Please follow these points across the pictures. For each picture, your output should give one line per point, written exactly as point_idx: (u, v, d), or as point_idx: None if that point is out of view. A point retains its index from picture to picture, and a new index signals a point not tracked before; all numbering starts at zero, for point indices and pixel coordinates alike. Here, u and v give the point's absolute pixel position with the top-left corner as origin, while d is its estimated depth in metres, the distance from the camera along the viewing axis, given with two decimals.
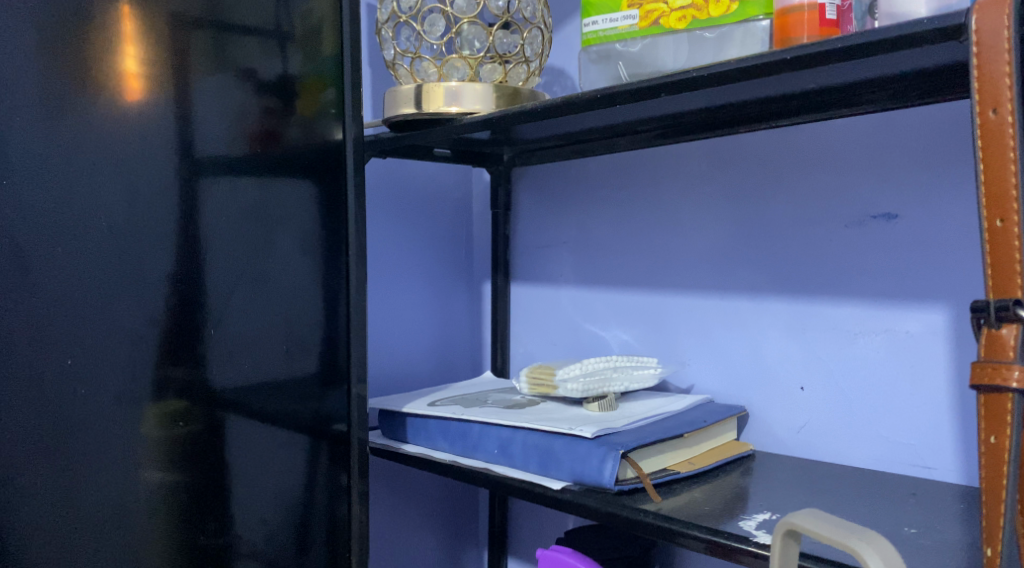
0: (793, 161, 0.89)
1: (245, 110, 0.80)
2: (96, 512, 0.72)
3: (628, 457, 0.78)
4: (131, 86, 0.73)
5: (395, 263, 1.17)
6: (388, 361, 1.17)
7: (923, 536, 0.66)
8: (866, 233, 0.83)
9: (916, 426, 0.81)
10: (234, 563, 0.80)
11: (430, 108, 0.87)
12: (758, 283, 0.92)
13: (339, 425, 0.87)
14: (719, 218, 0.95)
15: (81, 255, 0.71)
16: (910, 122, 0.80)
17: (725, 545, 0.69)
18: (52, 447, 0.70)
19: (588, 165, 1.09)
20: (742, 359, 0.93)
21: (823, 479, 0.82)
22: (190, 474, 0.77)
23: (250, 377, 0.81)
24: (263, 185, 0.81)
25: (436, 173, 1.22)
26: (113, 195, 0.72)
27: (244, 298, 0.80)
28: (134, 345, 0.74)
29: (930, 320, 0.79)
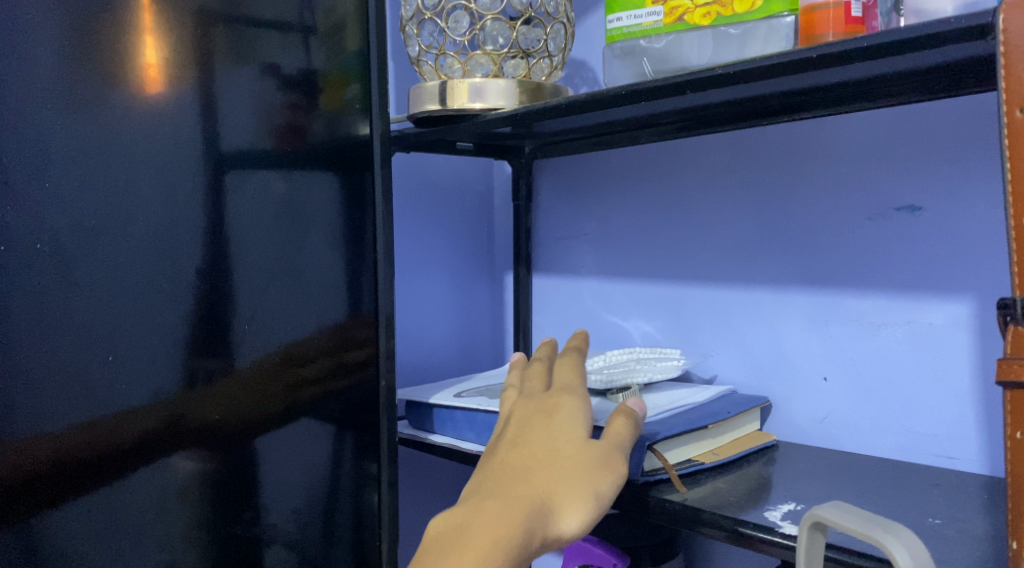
0: (816, 154, 0.89)
1: (270, 106, 0.81)
2: (133, 502, 0.75)
3: (653, 448, 0.79)
4: (161, 91, 0.75)
5: (417, 255, 1.19)
6: (412, 352, 1.19)
7: (947, 527, 0.67)
8: (890, 225, 0.84)
9: (939, 416, 0.81)
10: (265, 551, 0.83)
11: (454, 104, 0.88)
12: (781, 274, 0.92)
13: (368, 415, 0.89)
14: (742, 209, 0.96)
15: (117, 255, 0.73)
16: (934, 115, 0.80)
17: (750, 535, 0.70)
18: (91, 441, 0.73)
19: (609, 157, 1.10)
20: (764, 349, 0.94)
21: (846, 469, 0.83)
22: (224, 464, 0.79)
23: (279, 369, 0.82)
24: (290, 183, 0.83)
25: (458, 165, 1.23)
26: (145, 196, 0.75)
27: (271, 290, 0.82)
28: (169, 342, 0.76)
29: (954, 312, 0.80)
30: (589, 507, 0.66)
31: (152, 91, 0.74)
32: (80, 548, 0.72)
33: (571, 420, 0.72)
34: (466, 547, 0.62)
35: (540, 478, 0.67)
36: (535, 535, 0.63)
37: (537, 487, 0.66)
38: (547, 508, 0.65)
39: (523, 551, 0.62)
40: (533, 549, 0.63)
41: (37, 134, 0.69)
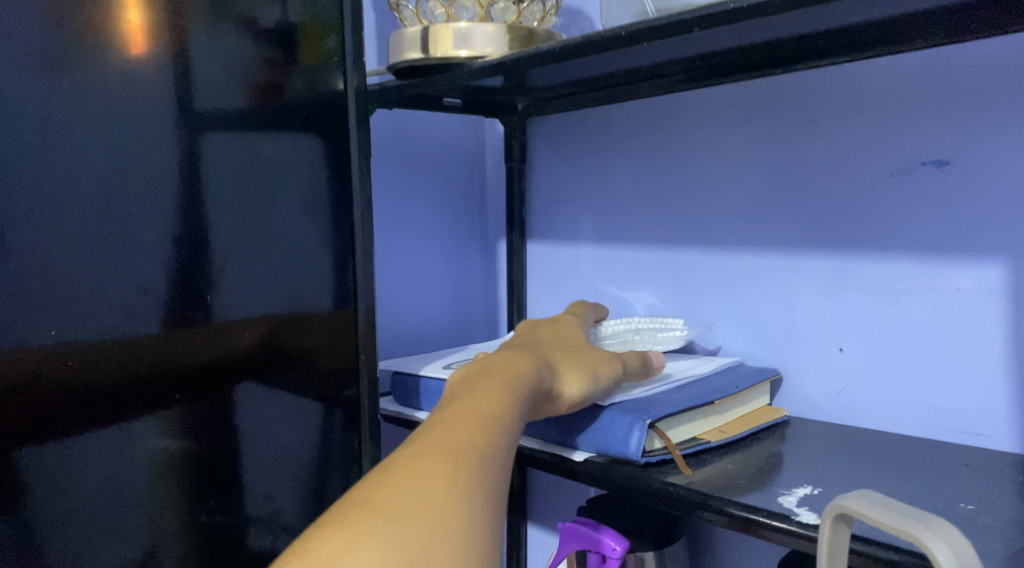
0: (833, 105, 0.82)
1: (245, 60, 0.77)
2: (102, 486, 0.70)
3: (655, 427, 0.73)
4: (123, 45, 0.70)
5: (404, 221, 1.12)
6: (399, 324, 1.12)
7: (981, 514, 0.61)
8: (915, 181, 0.77)
9: (966, 390, 0.75)
10: (243, 535, 0.79)
11: (438, 52, 0.80)
12: (794, 237, 0.85)
13: (349, 389, 0.86)
14: (752, 167, 0.88)
15: (68, 220, 0.68)
16: (964, 59, 0.73)
17: (755, 522, 0.64)
18: (44, 422, 0.68)
19: (608, 114, 1.02)
20: (774, 319, 0.88)
21: (863, 447, 0.76)
22: (192, 442, 0.75)
23: (257, 341, 0.79)
24: (262, 140, 0.78)
25: (448, 125, 1.16)
26: (99, 156, 0.69)
27: (245, 257, 0.78)
28: (125, 315, 0.71)
29: (984, 276, 0.73)
30: (590, 380, 0.71)
31: (139, 54, 0.71)
32: (39, 536, 0.68)
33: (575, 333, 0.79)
34: (485, 376, 0.63)
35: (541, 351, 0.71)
36: (543, 382, 0.66)
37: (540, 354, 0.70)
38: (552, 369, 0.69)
39: (535, 390, 0.64)
40: (540, 393, 0.66)
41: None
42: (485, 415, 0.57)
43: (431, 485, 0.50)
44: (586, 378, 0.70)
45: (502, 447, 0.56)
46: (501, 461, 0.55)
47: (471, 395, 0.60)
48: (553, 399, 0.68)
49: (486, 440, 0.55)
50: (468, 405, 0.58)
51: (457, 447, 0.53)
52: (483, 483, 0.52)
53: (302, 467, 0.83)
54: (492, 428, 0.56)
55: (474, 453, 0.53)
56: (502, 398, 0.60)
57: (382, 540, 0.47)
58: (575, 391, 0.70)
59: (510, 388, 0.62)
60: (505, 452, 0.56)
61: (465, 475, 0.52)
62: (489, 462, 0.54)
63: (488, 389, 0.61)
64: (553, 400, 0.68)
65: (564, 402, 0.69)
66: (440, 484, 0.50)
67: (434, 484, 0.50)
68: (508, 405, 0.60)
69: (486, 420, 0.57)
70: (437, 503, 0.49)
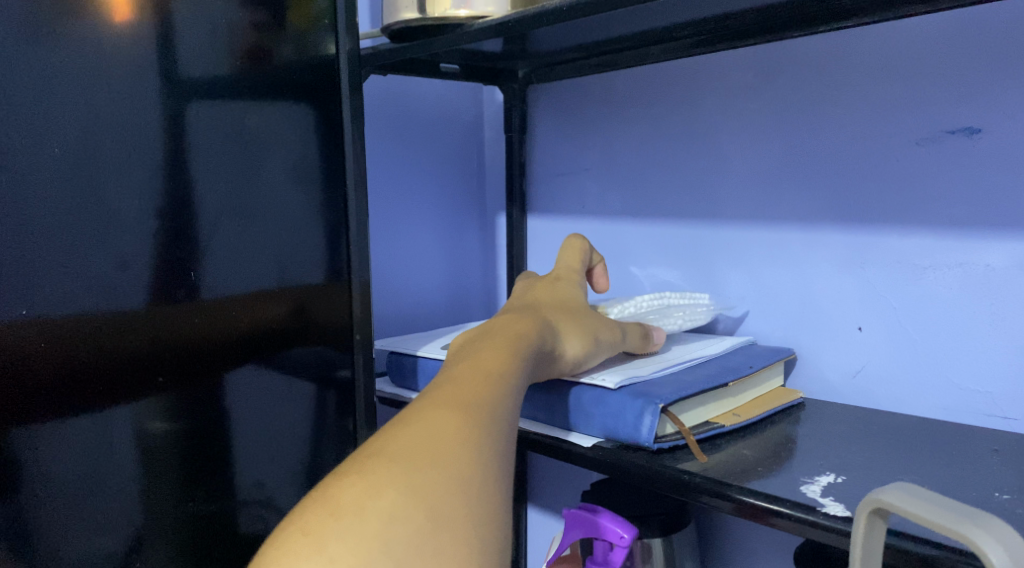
0: (855, 70, 0.77)
1: (229, 20, 0.72)
2: (82, 476, 0.66)
3: (668, 411, 0.69)
4: (101, 6, 0.65)
5: (400, 193, 1.07)
6: (395, 302, 1.08)
7: (1018, 504, 0.57)
8: (943, 151, 0.72)
9: (995, 371, 0.71)
10: (232, 524, 0.75)
11: (435, 12, 0.75)
12: (811, 210, 0.81)
13: (343, 371, 0.81)
14: (767, 137, 0.84)
15: (40, 192, 0.64)
16: (998, 20, 0.69)
17: (762, 509, 0.61)
18: (17, 407, 0.63)
19: (614, 80, 0.98)
20: (790, 296, 0.84)
21: (885, 430, 0.73)
22: (176, 428, 0.71)
23: (247, 321, 0.75)
24: (248, 106, 0.73)
25: (445, 93, 1.11)
26: (74, 122, 0.65)
27: (234, 232, 0.73)
28: (103, 293, 0.67)
29: (1016, 251, 0.69)
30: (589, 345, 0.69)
31: (122, 20, 0.66)
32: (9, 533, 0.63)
33: (574, 287, 0.76)
34: (488, 335, 0.61)
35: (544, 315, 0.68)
36: (547, 344, 0.64)
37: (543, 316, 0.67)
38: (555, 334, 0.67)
39: (538, 351, 0.62)
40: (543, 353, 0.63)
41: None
42: (497, 369, 0.55)
43: (450, 432, 0.47)
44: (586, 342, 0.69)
45: (515, 401, 0.53)
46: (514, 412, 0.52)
47: (477, 351, 0.57)
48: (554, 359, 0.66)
49: (501, 391, 0.52)
50: (478, 359, 0.55)
51: (470, 399, 0.50)
52: (500, 433, 0.50)
53: (293, 451, 0.79)
54: (504, 380, 0.54)
55: (491, 403, 0.51)
56: (509, 355, 0.57)
57: (403, 487, 0.44)
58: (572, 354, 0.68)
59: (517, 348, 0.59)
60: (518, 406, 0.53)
61: (484, 424, 0.49)
62: (504, 413, 0.51)
63: (496, 345, 0.58)
64: (554, 361, 0.66)
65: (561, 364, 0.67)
66: (458, 432, 0.48)
67: (453, 431, 0.48)
68: (516, 362, 0.57)
69: (498, 372, 0.54)
70: (457, 451, 0.47)
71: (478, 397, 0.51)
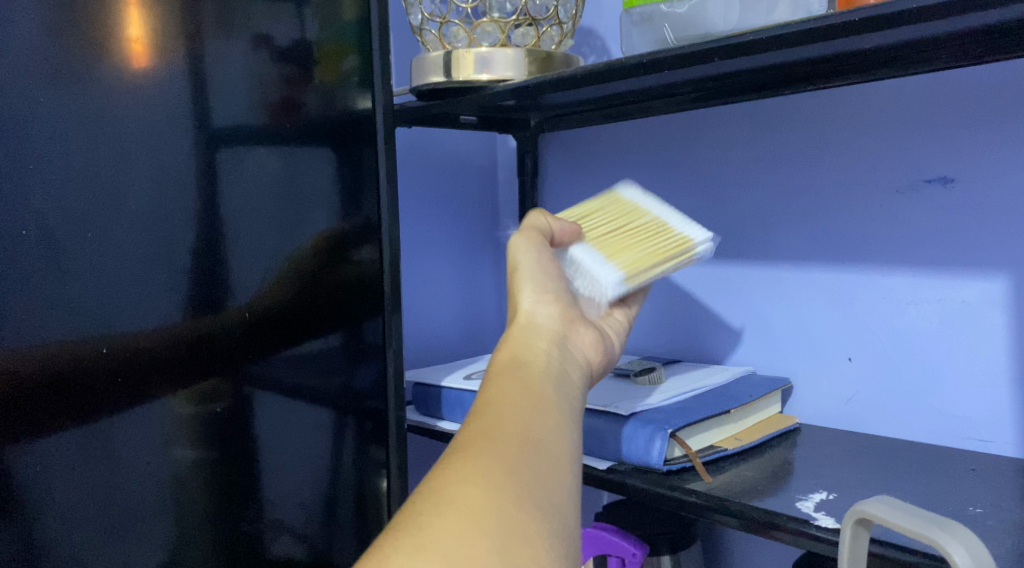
0: (837, 122, 0.85)
1: (265, 79, 0.80)
2: (135, 494, 0.74)
3: (676, 435, 0.76)
4: (160, 77, 0.74)
5: (419, 233, 1.15)
6: (417, 335, 1.15)
7: (989, 517, 0.65)
8: (920, 198, 0.80)
9: (971, 398, 0.78)
10: (270, 540, 0.82)
11: (460, 76, 0.84)
12: (802, 250, 0.89)
13: (373, 400, 0.89)
14: (761, 182, 0.92)
15: (103, 241, 0.72)
16: (966, 82, 0.77)
17: (762, 522, 0.68)
18: (81, 432, 0.71)
19: (619, 129, 1.05)
20: (787, 328, 0.91)
21: (874, 452, 0.79)
22: (217, 450, 0.78)
23: (281, 351, 0.82)
24: (288, 161, 0.82)
25: (460, 140, 1.19)
26: (139, 178, 0.73)
27: (271, 271, 0.81)
28: (159, 330, 0.75)
29: (987, 289, 0.77)
30: (534, 279, 0.73)
31: (140, 65, 0.73)
32: (71, 543, 0.71)
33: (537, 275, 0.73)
34: (493, 374, 0.66)
35: (532, 333, 0.71)
36: (552, 361, 0.68)
37: (536, 336, 0.71)
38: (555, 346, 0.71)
39: (542, 369, 0.67)
40: (518, 341, 0.70)
41: (33, 115, 0.69)
42: (503, 410, 0.61)
43: (464, 488, 0.55)
44: (528, 285, 0.73)
45: (523, 436, 0.59)
46: (532, 445, 0.59)
47: (485, 395, 0.63)
48: (548, 333, 0.71)
49: (510, 428, 0.59)
50: (478, 403, 0.63)
51: (473, 450, 0.57)
52: (516, 475, 0.56)
53: (327, 473, 0.86)
54: (508, 411, 0.61)
55: (501, 446, 0.58)
56: (509, 391, 0.63)
57: (416, 548, 0.51)
58: (543, 303, 0.73)
59: (499, 369, 0.66)
60: (539, 435, 0.60)
61: (496, 470, 0.56)
62: (517, 449, 0.58)
63: (489, 381, 0.65)
64: (547, 332, 0.71)
65: (562, 325, 0.73)
66: (475, 490, 0.55)
67: (469, 487, 0.55)
68: (519, 396, 0.63)
69: (496, 404, 0.62)
70: (472, 502, 0.54)
71: (481, 446, 0.58)
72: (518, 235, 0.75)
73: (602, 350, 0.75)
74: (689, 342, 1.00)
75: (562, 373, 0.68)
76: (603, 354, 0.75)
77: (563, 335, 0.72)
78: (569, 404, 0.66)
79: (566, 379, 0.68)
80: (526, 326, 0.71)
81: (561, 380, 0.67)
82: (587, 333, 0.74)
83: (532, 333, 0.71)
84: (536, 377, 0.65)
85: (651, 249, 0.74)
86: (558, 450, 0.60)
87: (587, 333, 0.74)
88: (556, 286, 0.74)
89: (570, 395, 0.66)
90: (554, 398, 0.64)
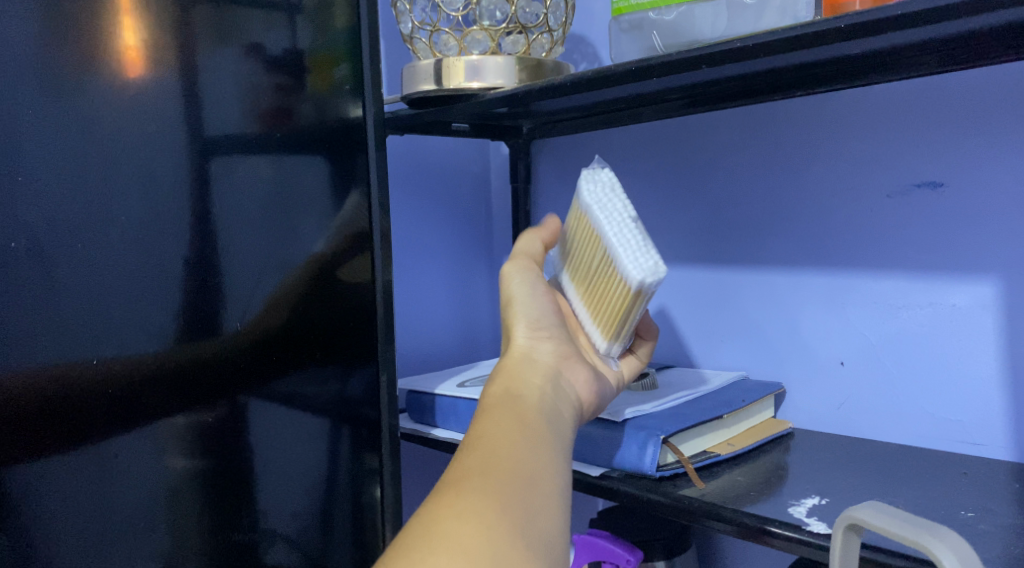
0: (827, 127, 0.85)
1: (256, 87, 0.80)
2: (128, 504, 0.74)
3: (668, 441, 0.76)
4: (151, 86, 0.74)
5: (413, 240, 1.15)
6: (410, 343, 1.15)
7: (981, 521, 0.65)
8: (911, 202, 0.80)
9: (963, 402, 0.79)
10: (263, 549, 0.82)
11: (451, 84, 0.84)
12: (794, 255, 0.89)
13: (366, 409, 0.88)
14: (753, 187, 0.92)
15: (95, 252, 0.72)
16: (955, 86, 0.77)
17: (754, 527, 0.68)
18: (74, 443, 0.71)
19: (611, 136, 1.06)
20: (779, 333, 0.91)
21: (867, 456, 0.79)
22: (210, 460, 0.78)
23: (275, 361, 0.82)
24: (279, 171, 0.82)
25: (453, 147, 1.19)
26: (129, 189, 0.73)
27: (266, 284, 0.81)
28: (152, 340, 0.75)
29: (978, 293, 0.77)
30: (530, 315, 0.73)
31: (134, 74, 0.73)
32: (64, 554, 0.71)
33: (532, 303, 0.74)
34: (487, 408, 0.67)
35: (529, 367, 0.72)
36: (543, 398, 0.69)
37: (532, 370, 0.71)
38: (551, 381, 0.71)
39: (534, 406, 0.68)
40: (513, 374, 0.71)
41: (24, 126, 0.69)
42: (494, 447, 0.62)
43: (459, 525, 0.56)
44: (524, 321, 0.73)
45: (514, 474, 0.60)
46: (525, 483, 0.60)
47: (477, 430, 0.64)
48: (543, 366, 0.72)
49: (504, 465, 0.60)
50: (473, 437, 0.64)
51: (464, 486, 0.58)
52: (508, 512, 0.57)
53: (320, 481, 0.86)
54: (503, 448, 0.62)
55: (496, 482, 0.59)
56: (501, 428, 0.64)
57: None
58: (541, 338, 0.73)
59: (494, 402, 0.67)
60: (532, 475, 0.61)
61: (487, 508, 0.57)
62: (511, 486, 0.59)
63: (485, 415, 0.66)
64: (543, 366, 0.72)
65: (559, 361, 0.73)
66: (470, 527, 0.56)
67: (461, 526, 0.55)
68: (511, 433, 0.64)
69: (491, 440, 0.63)
70: (466, 539, 0.55)
71: (473, 484, 0.59)
72: (512, 262, 0.77)
73: (596, 390, 0.75)
74: (683, 347, 1.00)
75: (555, 411, 0.69)
76: (596, 394, 0.75)
77: (559, 370, 0.72)
78: (561, 442, 0.66)
79: (559, 417, 0.69)
80: (522, 360, 0.72)
81: (553, 417, 0.68)
82: (583, 371, 0.74)
83: (527, 367, 0.71)
84: (529, 414, 0.66)
85: (617, 303, 0.70)
86: (550, 488, 0.61)
87: (582, 371, 0.74)
88: (552, 322, 0.74)
89: (562, 434, 0.67)
90: (547, 437, 0.65)
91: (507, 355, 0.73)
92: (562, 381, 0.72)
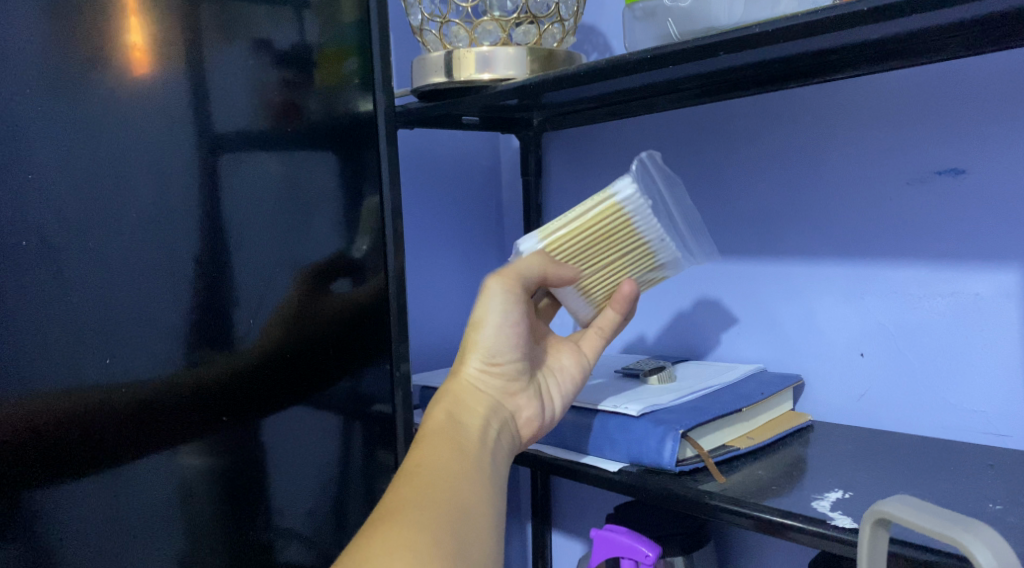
0: (846, 115, 0.84)
1: (265, 82, 0.79)
2: (142, 505, 0.73)
3: (688, 435, 0.75)
4: (157, 81, 0.73)
5: (423, 235, 1.13)
6: (421, 339, 1.14)
7: (1010, 513, 0.63)
8: (931, 190, 0.79)
9: (988, 392, 0.77)
10: (277, 548, 0.81)
11: (462, 76, 0.83)
12: (812, 245, 0.88)
13: (380, 406, 0.87)
14: (770, 176, 0.90)
15: (105, 250, 0.71)
16: (977, 70, 0.76)
17: (777, 523, 0.67)
18: (89, 444, 0.70)
19: (623, 126, 1.04)
20: (797, 324, 0.89)
21: (890, 449, 0.78)
22: (225, 458, 0.77)
23: (288, 359, 0.81)
24: (290, 166, 0.81)
25: (463, 140, 1.18)
26: (139, 186, 0.73)
27: (279, 281, 0.80)
28: (164, 338, 0.74)
29: (1002, 282, 0.76)
30: (484, 348, 0.76)
31: (141, 72, 0.72)
32: (77, 555, 0.70)
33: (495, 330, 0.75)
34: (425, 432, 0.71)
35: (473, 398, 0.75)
36: (483, 432, 0.73)
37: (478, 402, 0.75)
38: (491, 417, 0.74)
39: (471, 437, 0.71)
40: (455, 400, 0.74)
41: (31, 123, 0.68)
42: (432, 474, 0.65)
43: (389, 555, 0.58)
44: (479, 351, 0.76)
45: (452, 505, 0.63)
46: (459, 511, 0.63)
47: (415, 451, 0.68)
48: (486, 398, 0.75)
49: (440, 494, 0.64)
50: (410, 462, 0.67)
51: (399, 511, 0.62)
52: (439, 543, 0.60)
53: (334, 479, 0.85)
54: (439, 478, 0.65)
55: (431, 515, 0.62)
56: (439, 454, 0.68)
57: None
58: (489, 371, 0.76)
59: (433, 427, 0.72)
60: (466, 505, 0.64)
61: (422, 535, 0.60)
62: (445, 519, 0.62)
63: (422, 443, 0.69)
64: (486, 398, 0.75)
65: (503, 394, 0.76)
66: (403, 558, 0.58)
67: (394, 549, 0.58)
68: (449, 461, 0.67)
69: (429, 469, 0.66)
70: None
71: (409, 508, 0.62)
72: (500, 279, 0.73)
73: (534, 422, 0.78)
74: (699, 340, 0.98)
75: (490, 443, 0.72)
76: (534, 425, 0.78)
77: (504, 403, 0.76)
78: (495, 474, 0.70)
79: (495, 451, 0.72)
80: (469, 389, 0.75)
81: (490, 449, 0.72)
82: (526, 402, 0.77)
83: (471, 396, 0.75)
84: (466, 443, 0.70)
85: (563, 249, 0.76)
86: (482, 517, 0.65)
87: (525, 401, 0.77)
88: (509, 357, 0.76)
89: (496, 467, 0.71)
90: (482, 469, 0.69)
91: (454, 378, 0.76)
92: (504, 415, 0.76)
